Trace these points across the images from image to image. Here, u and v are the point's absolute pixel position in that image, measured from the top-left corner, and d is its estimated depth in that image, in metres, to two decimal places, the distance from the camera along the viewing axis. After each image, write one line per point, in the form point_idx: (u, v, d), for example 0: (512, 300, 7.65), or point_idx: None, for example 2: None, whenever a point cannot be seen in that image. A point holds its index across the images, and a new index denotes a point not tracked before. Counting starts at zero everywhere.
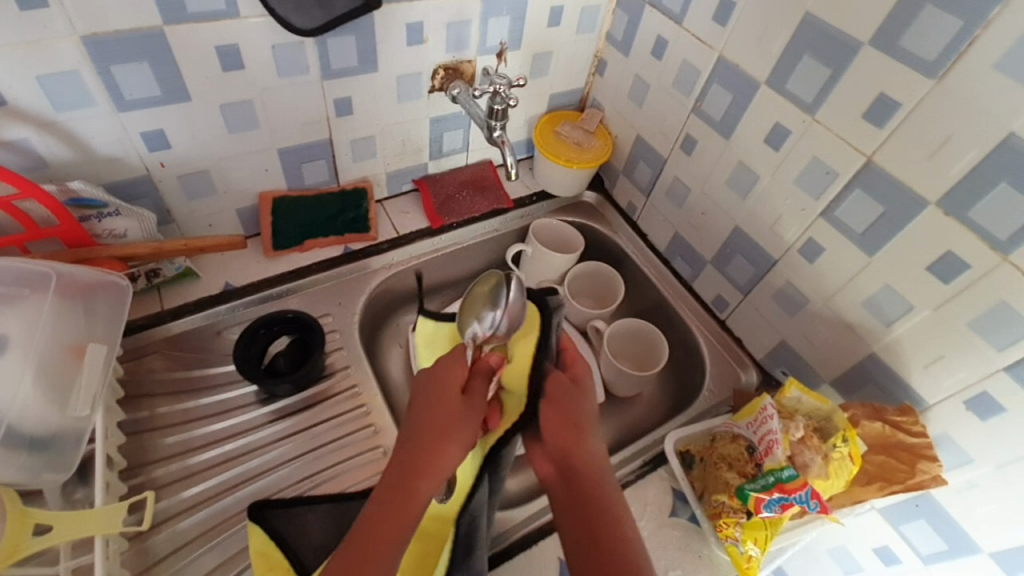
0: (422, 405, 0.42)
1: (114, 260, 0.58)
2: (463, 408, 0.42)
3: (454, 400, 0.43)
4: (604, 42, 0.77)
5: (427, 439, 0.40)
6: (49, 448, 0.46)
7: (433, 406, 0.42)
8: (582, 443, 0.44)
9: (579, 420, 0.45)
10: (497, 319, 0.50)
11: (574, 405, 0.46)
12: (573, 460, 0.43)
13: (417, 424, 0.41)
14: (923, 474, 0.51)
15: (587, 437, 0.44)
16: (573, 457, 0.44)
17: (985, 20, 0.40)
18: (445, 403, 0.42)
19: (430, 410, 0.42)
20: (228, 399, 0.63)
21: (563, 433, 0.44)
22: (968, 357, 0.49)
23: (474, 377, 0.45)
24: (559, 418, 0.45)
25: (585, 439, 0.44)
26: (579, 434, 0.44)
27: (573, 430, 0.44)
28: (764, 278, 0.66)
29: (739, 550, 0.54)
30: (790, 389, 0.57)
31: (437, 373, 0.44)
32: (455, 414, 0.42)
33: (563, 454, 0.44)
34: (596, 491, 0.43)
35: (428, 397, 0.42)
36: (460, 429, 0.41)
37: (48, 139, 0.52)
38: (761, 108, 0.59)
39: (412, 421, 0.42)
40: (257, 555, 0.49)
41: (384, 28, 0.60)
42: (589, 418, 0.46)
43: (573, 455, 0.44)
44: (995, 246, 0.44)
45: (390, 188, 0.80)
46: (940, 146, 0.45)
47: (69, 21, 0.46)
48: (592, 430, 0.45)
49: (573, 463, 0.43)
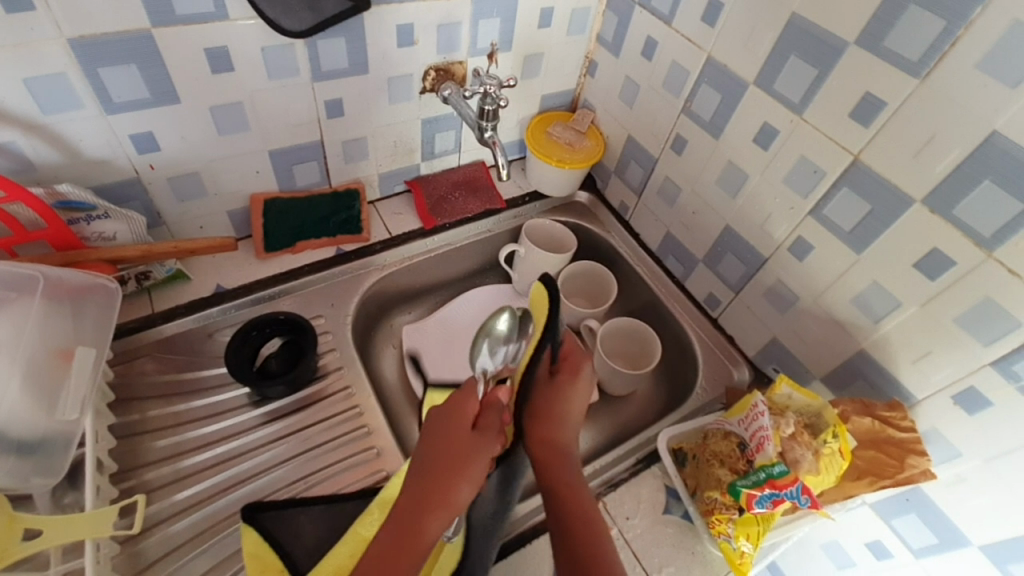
0: (433, 441, 0.42)
1: (103, 263, 0.58)
2: (474, 441, 0.42)
3: (467, 433, 0.42)
4: (594, 44, 0.77)
5: (438, 475, 0.40)
6: (37, 452, 0.45)
7: (446, 439, 0.42)
8: (561, 433, 0.47)
9: (553, 411, 0.47)
10: (514, 351, 0.50)
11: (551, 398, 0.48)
12: (539, 446, 0.46)
13: (429, 460, 0.41)
14: (912, 468, 0.52)
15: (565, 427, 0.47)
16: (552, 446, 0.46)
17: (967, 20, 0.41)
18: (457, 437, 0.42)
19: (442, 445, 0.41)
20: (221, 402, 0.63)
21: (547, 425, 0.47)
22: (954, 352, 0.49)
23: (487, 412, 0.45)
24: (542, 409, 0.47)
25: (563, 429, 0.47)
26: (553, 425, 0.47)
27: (554, 420, 0.47)
28: (754, 276, 0.67)
29: (732, 547, 0.54)
30: (781, 385, 0.57)
31: (452, 406, 0.44)
32: (468, 449, 0.41)
33: (535, 442, 0.46)
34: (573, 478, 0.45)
35: (442, 428, 0.43)
36: (473, 465, 0.40)
37: (35, 142, 0.51)
38: (750, 108, 0.59)
39: (424, 459, 0.41)
40: (251, 558, 0.48)
41: (374, 30, 0.60)
42: (569, 411, 0.48)
43: (541, 442, 0.46)
44: (979, 243, 0.45)
45: (382, 189, 0.80)
46: (925, 144, 0.46)
47: (55, 23, 0.45)
48: (570, 420, 0.48)
49: (554, 452, 0.46)
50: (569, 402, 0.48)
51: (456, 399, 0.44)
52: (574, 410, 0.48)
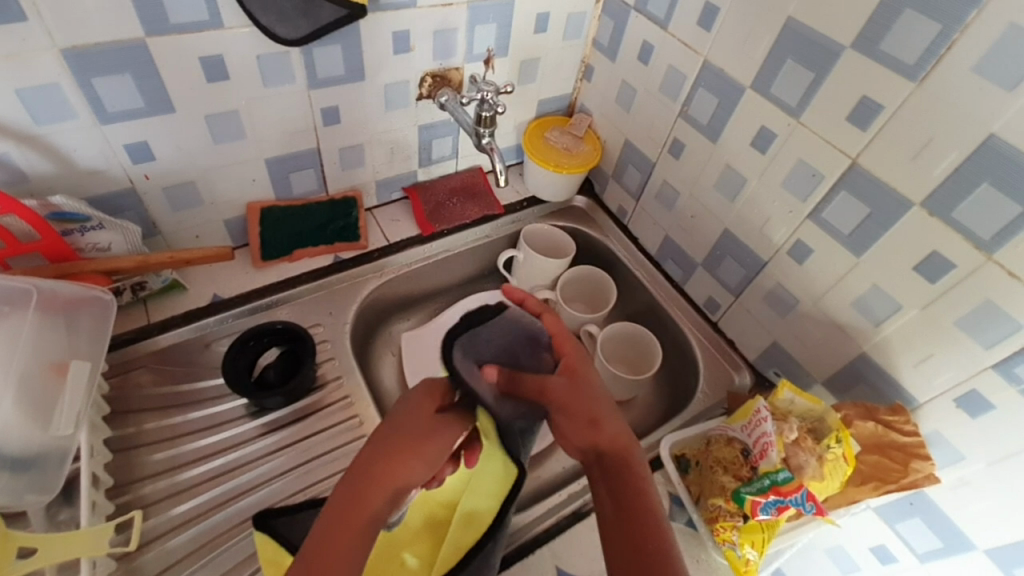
0: (394, 421, 0.42)
1: (98, 275, 0.57)
2: (435, 425, 0.43)
3: (423, 421, 0.43)
4: (590, 48, 0.77)
5: (393, 449, 0.39)
6: (32, 468, 0.45)
7: (402, 424, 0.42)
8: (612, 430, 0.45)
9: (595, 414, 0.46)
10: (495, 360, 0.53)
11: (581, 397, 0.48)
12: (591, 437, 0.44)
13: (384, 437, 0.40)
14: (916, 472, 0.51)
15: (608, 418, 0.46)
16: (603, 441, 0.44)
17: (962, 23, 0.41)
18: (420, 420, 0.43)
19: (402, 427, 0.41)
20: (218, 413, 0.62)
21: (588, 427, 0.45)
22: (956, 355, 0.49)
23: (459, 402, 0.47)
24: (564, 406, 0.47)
25: (608, 426, 0.45)
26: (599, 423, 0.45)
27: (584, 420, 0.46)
28: (754, 279, 0.67)
29: (737, 554, 0.53)
30: (783, 390, 0.57)
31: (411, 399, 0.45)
32: (424, 432, 0.42)
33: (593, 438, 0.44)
34: (631, 468, 0.42)
35: (399, 416, 0.43)
36: (429, 447, 0.41)
37: (29, 154, 0.51)
38: (747, 113, 0.60)
39: (381, 436, 0.40)
40: (268, 563, 0.49)
41: (370, 37, 0.60)
42: (604, 409, 0.47)
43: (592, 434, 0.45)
44: (979, 245, 0.45)
45: (379, 196, 0.80)
46: (923, 148, 0.46)
47: (48, 33, 0.45)
48: (606, 418, 0.46)
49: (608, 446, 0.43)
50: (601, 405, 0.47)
51: (422, 388, 0.46)
52: (606, 408, 0.47)
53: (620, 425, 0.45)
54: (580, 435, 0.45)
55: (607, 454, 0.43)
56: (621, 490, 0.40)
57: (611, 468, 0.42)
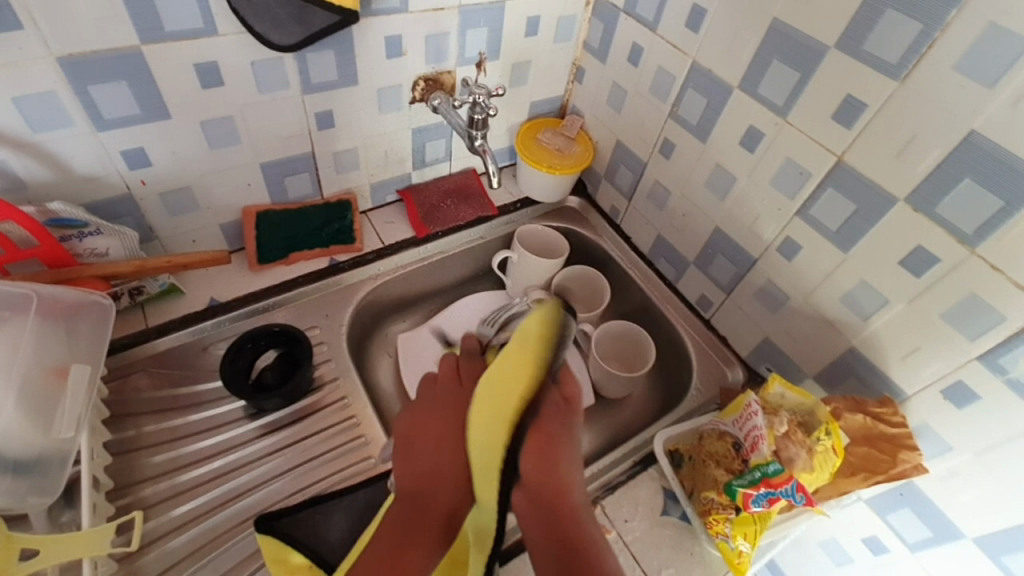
0: (427, 427, 0.46)
1: (97, 280, 0.58)
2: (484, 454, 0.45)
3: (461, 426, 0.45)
4: (581, 50, 0.78)
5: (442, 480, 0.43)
6: (33, 472, 0.45)
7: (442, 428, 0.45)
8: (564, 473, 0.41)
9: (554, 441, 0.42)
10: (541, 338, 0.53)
11: (555, 433, 0.42)
12: (541, 482, 0.40)
13: (428, 454, 0.44)
14: (905, 463, 0.52)
15: (564, 469, 0.41)
16: (545, 482, 0.40)
17: (943, 22, 0.42)
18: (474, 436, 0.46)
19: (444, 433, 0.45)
20: (216, 416, 0.63)
21: (536, 458, 0.41)
22: (942, 348, 0.50)
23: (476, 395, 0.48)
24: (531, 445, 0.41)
25: (568, 476, 0.41)
26: (555, 466, 0.41)
27: (545, 459, 0.41)
28: (745, 276, 0.68)
29: (730, 546, 0.54)
30: (774, 384, 0.58)
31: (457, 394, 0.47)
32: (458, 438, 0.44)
33: (541, 480, 0.40)
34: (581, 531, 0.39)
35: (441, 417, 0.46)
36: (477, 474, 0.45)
37: (25, 161, 0.51)
38: (734, 112, 0.61)
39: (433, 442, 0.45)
40: (274, 563, 0.50)
41: (363, 42, 0.61)
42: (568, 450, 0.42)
43: (543, 479, 0.40)
44: (962, 240, 0.46)
45: (374, 199, 0.81)
46: (907, 144, 0.47)
47: (44, 43, 0.45)
48: (564, 455, 0.42)
49: (551, 496, 0.40)
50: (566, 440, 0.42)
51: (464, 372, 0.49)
52: (568, 454, 0.42)
53: (574, 479, 0.41)
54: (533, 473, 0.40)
55: (551, 508, 0.40)
56: (564, 559, 0.37)
57: (552, 537, 0.38)
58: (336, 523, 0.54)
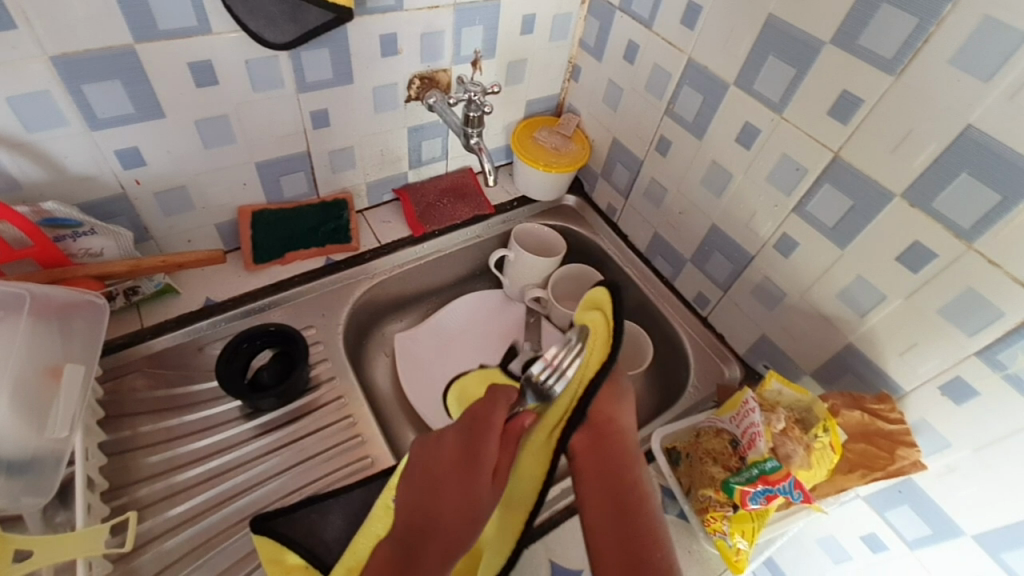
0: (444, 462, 0.43)
1: (91, 279, 0.57)
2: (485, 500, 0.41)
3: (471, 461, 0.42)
4: (577, 48, 0.78)
5: (440, 521, 0.40)
6: (28, 472, 0.45)
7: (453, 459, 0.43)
8: (623, 418, 0.45)
9: (618, 393, 0.46)
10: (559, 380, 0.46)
11: (616, 385, 0.47)
12: (607, 424, 0.44)
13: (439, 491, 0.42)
14: (903, 459, 0.52)
15: (624, 419, 0.45)
16: (610, 424, 0.44)
17: (938, 16, 0.42)
18: (471, 487, 0.41)
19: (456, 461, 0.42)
20: (213, 415, 0.62)
21: (605, 401, 0.45)
22: (939, 343, 0.50)
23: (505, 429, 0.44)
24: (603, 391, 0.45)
25: (626, 423, 0.45)
26: (620, 408, 0.45)
27: (615, 401, 0.45)
28: (742, 273, 0.67)
29: (728, 544, 0.54)
30: (771, 381, 0.58)
31: (477, 422, 0.44)
32: (464, 473, 0.41)
33: (606, 422, 0.44)
34: (632, 472, 0.42)
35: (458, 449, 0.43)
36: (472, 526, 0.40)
37: (18, 160, 0.51)
38: (730, 109, 0.60)
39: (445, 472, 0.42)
40: (270, 563, 0.48)
41: (358, 40, 0.61)
42: (627, 405, 0.46)
43: (609, 422, 0.44)
44: (959, 235, 0.45)
45: (371, 198, 0.81)
46: (903, 139, 0.47)
47: (38, 42, 0.45)
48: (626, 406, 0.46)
49: (611, 435, 0.43)
50: (625, 391, 0.47)
51: (487, 400, 0.46)
52: (626, 401, 0.46)
53: (629, 424, 0.45)
54: (597, 412, 0.44)
55: (610, 447, 0.43)
56: (615, 490, 0.41)
57: (608, 474, 0.42)
58: (333, 522, 0.54)
